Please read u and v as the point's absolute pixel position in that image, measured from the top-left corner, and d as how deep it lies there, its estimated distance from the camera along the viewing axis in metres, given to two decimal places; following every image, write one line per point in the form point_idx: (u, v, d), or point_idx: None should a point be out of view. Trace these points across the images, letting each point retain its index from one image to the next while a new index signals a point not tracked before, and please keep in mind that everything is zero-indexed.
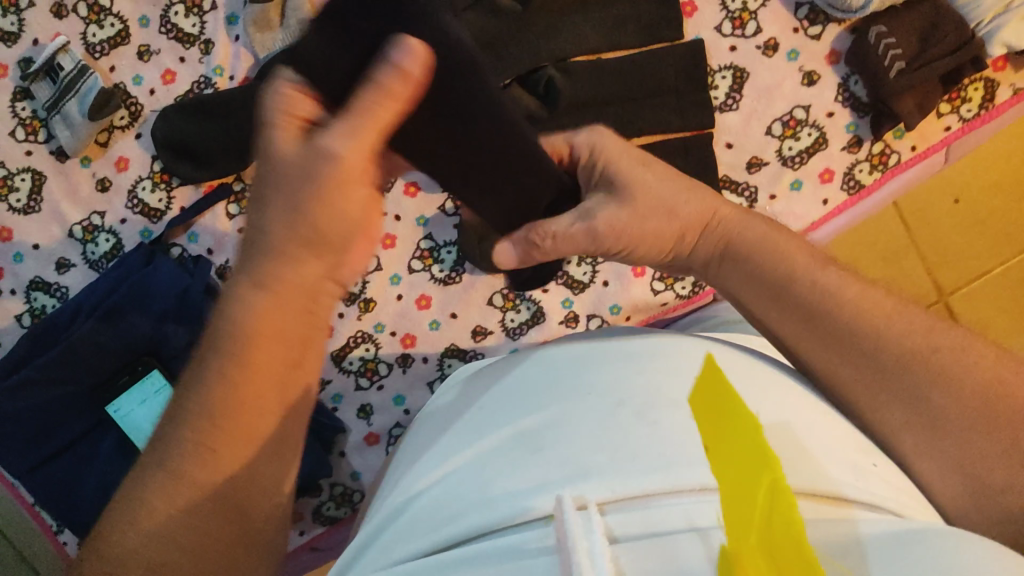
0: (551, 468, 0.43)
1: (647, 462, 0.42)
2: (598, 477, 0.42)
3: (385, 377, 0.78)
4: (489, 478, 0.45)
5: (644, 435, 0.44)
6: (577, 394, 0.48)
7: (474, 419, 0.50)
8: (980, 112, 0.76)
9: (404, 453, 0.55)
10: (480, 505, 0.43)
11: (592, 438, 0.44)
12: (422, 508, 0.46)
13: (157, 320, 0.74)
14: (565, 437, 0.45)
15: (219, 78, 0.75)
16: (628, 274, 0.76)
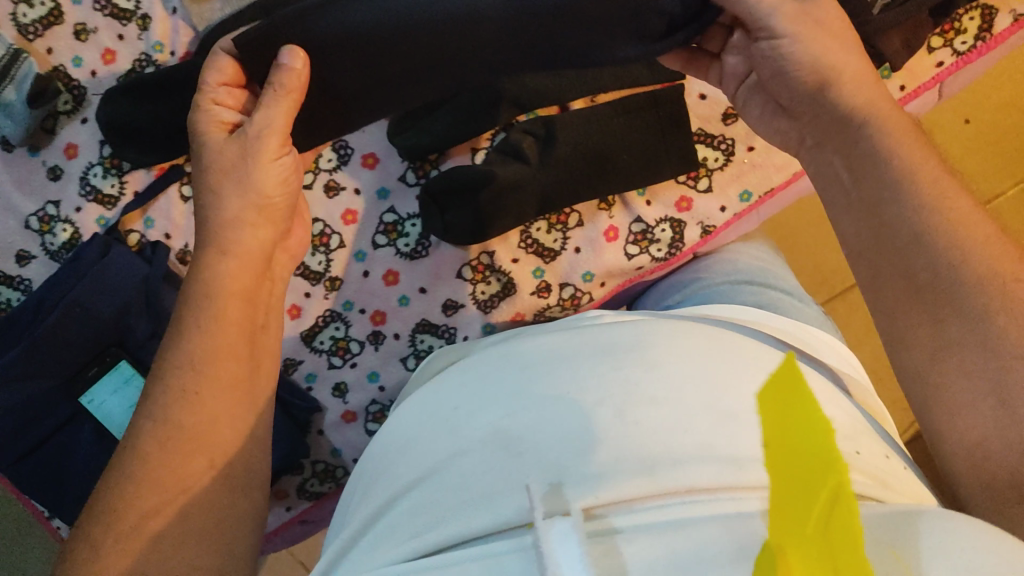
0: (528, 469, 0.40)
1: (630, 462, 0.39)
2: (579, 480, 0.38)
3: (358, 356, 0.76)
4: (467, 481, 0.41)
5: (625, 432, 0.40)
6: (558, 390, 0.44)
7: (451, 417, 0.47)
8: (976, 44, 0.70)
9: (382, 456, 0.52)
10: (459, 510, 0.40)
11: (569, 437, 0.41)
12: (404, 512, 0.43)
13: (119, 312, 0.72)
14: (542, 433, 0.41)
15: (159, 56, 0.71)
16: (600, 239, 0.72)
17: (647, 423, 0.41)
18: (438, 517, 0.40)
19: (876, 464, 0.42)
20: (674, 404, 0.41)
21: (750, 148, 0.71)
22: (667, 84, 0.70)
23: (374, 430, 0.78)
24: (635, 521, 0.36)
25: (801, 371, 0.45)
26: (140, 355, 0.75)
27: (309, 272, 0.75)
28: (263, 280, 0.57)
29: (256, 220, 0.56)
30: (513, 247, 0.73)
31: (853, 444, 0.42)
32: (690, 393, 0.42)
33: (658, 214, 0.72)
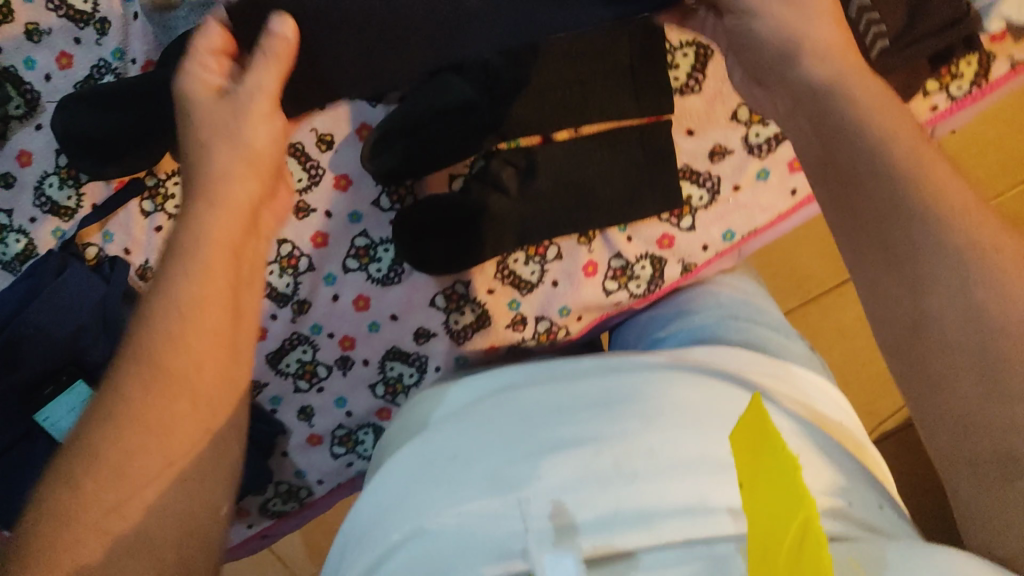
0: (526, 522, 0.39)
1: (629, 514, 0.39)
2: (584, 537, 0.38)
3: (325, 380, 0.74)
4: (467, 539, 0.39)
5: (625, 488, 0.40)
6: (561, 438, 0.43)
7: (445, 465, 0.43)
8: (971, 89, 0.68)
9: (363, 504, 0.47)
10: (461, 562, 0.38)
11: (574, 493, 0.40)
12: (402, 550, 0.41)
13: (74, 334, 0.69)
14: (545, 487, 0.40)
15: (120, 63, 0.67)
16: (578, 274, 0.70)
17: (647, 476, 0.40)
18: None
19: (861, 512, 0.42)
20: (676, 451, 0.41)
21: (736, 187, 0.69)
22: (655, 117, 0.67)
23: (340, 453, 0.77)
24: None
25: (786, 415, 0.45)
26: (97, 376, 0.71)
27: (276, 294, 0.72)
28: (250, 235, 0.51)
29: (248, 175, 0.50)
30: (489, 277, 0.71)
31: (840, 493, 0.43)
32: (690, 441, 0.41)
33: (639, 250, 0.70)
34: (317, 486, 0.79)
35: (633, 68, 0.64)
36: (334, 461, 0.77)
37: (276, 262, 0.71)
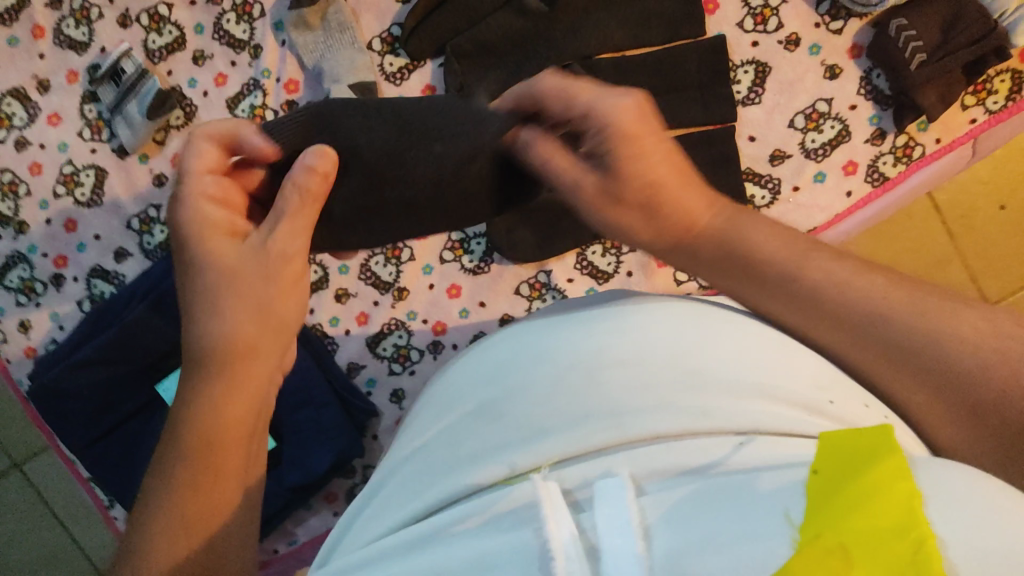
0: (501, 431, 0.39)
1: (599, 413, 0.38)
2: (579, 428, 0.38)
3: (417, 363, 0.81)
4: (442, 469, 0.40)
5: (602, 386, 0.39)
6: (531, 351, 0.42)
7: (449, 386, 0.46)
8: (1006, 104, 0.75)
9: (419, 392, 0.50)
10: (432, 475, 0.40)
11: (540, 401, 0.39)
12: (382, 496, 0.42)
13: None
14: (521, 394, 0.40)
15: (266, 80, 0.80)
16: (651, 264, 0.78)
17: (596, 416, 0.38)
18: (417, 492, 0.39)
19: None
20: (641, 367, 0.39)
21: (795, 188, 0.76)
22: (719, 125, 0.76)
23: None
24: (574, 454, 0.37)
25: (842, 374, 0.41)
26: None
27: (380, 281, 0.81)
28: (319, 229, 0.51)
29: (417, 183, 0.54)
30: (569, 267, 0.79)
31: None
32: (683, 330, 0.41)
33: None
34: None
35: (701, 84, 0.75)
36: None
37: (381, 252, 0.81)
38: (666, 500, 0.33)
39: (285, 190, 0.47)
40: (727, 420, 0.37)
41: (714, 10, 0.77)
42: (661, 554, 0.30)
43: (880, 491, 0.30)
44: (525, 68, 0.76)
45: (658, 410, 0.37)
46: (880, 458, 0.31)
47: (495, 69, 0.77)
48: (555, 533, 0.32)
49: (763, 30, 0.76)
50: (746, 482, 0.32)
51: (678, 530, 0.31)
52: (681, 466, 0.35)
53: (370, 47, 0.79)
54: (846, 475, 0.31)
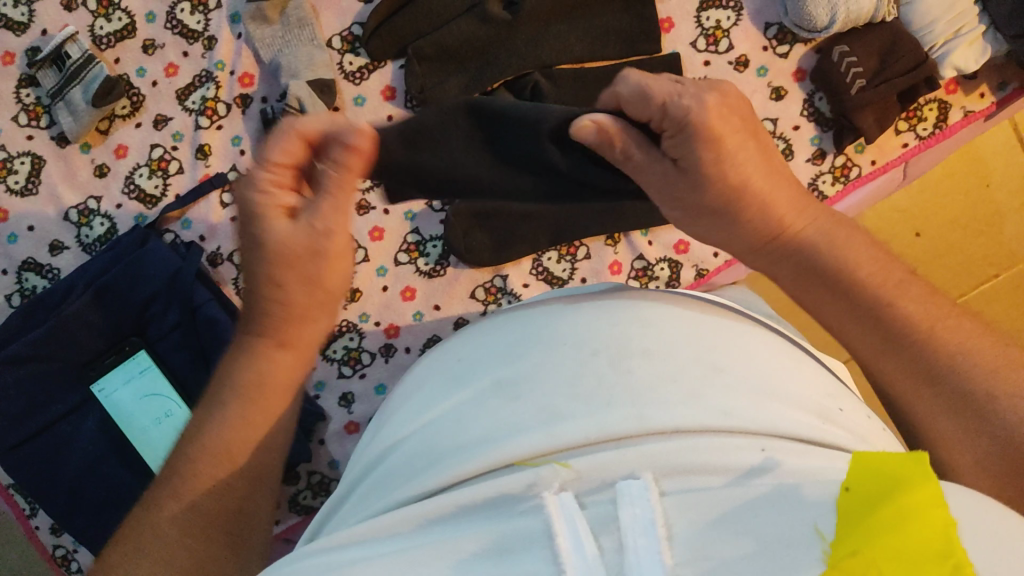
0: (525, 412, 0.46)
1: (617, 408, 0.45)
2: (582, 420, 0.44)
3: (368, 366, 0.80)
4: (455, 445, 0.46)
5: (617, 383, 0.46)
6: (552, 351, 0.49)
7: (463, 376, 0.52)
8: (934, 131, 0.81)
9: (430, 376, 0.55)
10: (448, 453, 0.46)
11: (559, 390, 0.46)
12: (396, 465, 0.48)
13: (147, 300, 0.76)
14: (539, 388, 0.47)
15: (219, 73, 0.79)
16: (605, 272, 0.80)
17: (616, 406, 0.45)
18: (429, 466, 0.46)
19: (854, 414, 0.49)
20: (658, 363, 0.47)
21: None
22: None
23: None
24: (594, 455, 0.42)
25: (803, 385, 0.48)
26: (159, 348, 0.78)
27: None
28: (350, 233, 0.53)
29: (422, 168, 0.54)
30: (525, 272, 0.80)
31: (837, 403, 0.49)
32: (684, 347, 0.48)
33: (658, 253, 0.80)
34: None
35: None
36: None
37: None
38: (692, 505, 0.38)
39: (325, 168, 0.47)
40: (746, 421, 0.44)
41: (670, 28, 0.80)
42: (685, 546, 0.36)
43: (920, 518, 0.34)
44: (485, 75, 0.77)
45: (675, 407, 0.44)
46: (917, 486, 0.36)
47: (456, 75, 0.78)
48: (583, 524, 0.38)
49: (715, 51, 0.80)
50: (770, 491, 0.38)
51: (712, 543, 0.36)
52: (696, 461, 0.41)
53: (330, 45, 0.79)
54: (880, 497, 0.36)
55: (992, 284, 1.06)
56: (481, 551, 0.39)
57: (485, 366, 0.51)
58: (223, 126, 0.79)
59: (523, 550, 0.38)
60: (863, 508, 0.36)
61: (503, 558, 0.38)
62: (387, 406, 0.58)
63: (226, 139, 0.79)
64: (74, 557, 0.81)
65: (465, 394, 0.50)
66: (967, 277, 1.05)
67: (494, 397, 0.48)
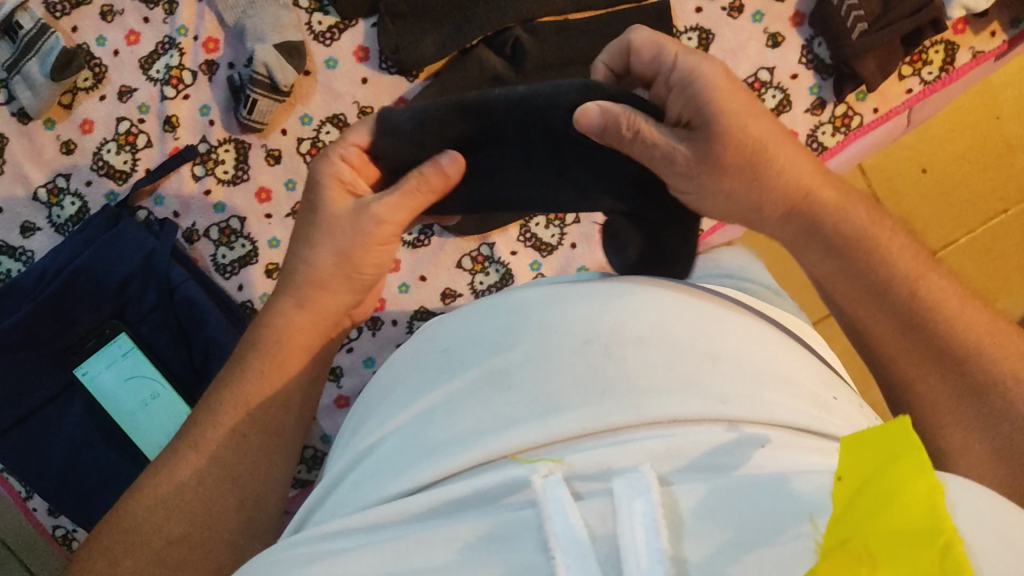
0: (519, 404, 0.43)
1: (614, 397, 0.42)
2: (572, 415, 0.41)
3: (355, 340, 0.78)
4: (440, 437, 0.43)
5: (614, 370, 0.43)
6: (539, 337, 0.46)
7: (448, 360, 0.49)
8: (940, 75, 0.76)
9: (409, 363, 0.53)
10: (432, 448, 0.43)
11: (552, 377, 0.43)
12: (377, 460, 0.45)
13: (122, 283, 0.74)
14: (531, 375, 0.44)
15: (183, 39, 0.75)
16: (595, 236, 0.77)
17: (612, 396, 0.42)
18: (412, 462, 0.42)
19: (851, 407, 0.47)
20: (651, 352, 0.44)
21: None
22: None
23: None
24: (590, 450, 0.39)
25: (798, 376, 0.46)
26: (139, 330, 0.75)
27: None
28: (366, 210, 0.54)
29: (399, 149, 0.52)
30: (512, 240, 0.77)
31: (831, 391, 0.47)
32: (676, 331, 0.45)
33: None
34: None
35: None
36: None
37: None
38: (692, 488, 0.36)
39: (412, 179, 0.50)
40: (747, 409, 0.41)
41: None
42: (689, 538, 0.33)
43: (899, 494, 0.29)
44: (464, 31, 0.73)
45: (673, 395, 0.41)
46: (905, 456, 0.30)
47: (431, 32, 0.73)
48: (575, 516, 0.34)
49: None
50: (772, 481, 0.35)
51: (709, 525, 0.33)
52: (699, 456, 0.38)
53: (297, 5, 0.75)
54: (868, 480, 0.31)
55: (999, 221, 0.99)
56: (476, 547, 0.35)
57: (472, 352, 0.48)
58: (190, 95, 0.75)
59: (516, 551, 0.34)
60: (856, 496, 0.30)
61: (500, 550, 0.35)
62: (364, 401, 0.56)
63: (194, 109, 0.75)
64: (73, 536, 0.81)
65: (451, 381, 0.47)
66: (973, 213, 0.99)
67: (486, 386, 0.45)
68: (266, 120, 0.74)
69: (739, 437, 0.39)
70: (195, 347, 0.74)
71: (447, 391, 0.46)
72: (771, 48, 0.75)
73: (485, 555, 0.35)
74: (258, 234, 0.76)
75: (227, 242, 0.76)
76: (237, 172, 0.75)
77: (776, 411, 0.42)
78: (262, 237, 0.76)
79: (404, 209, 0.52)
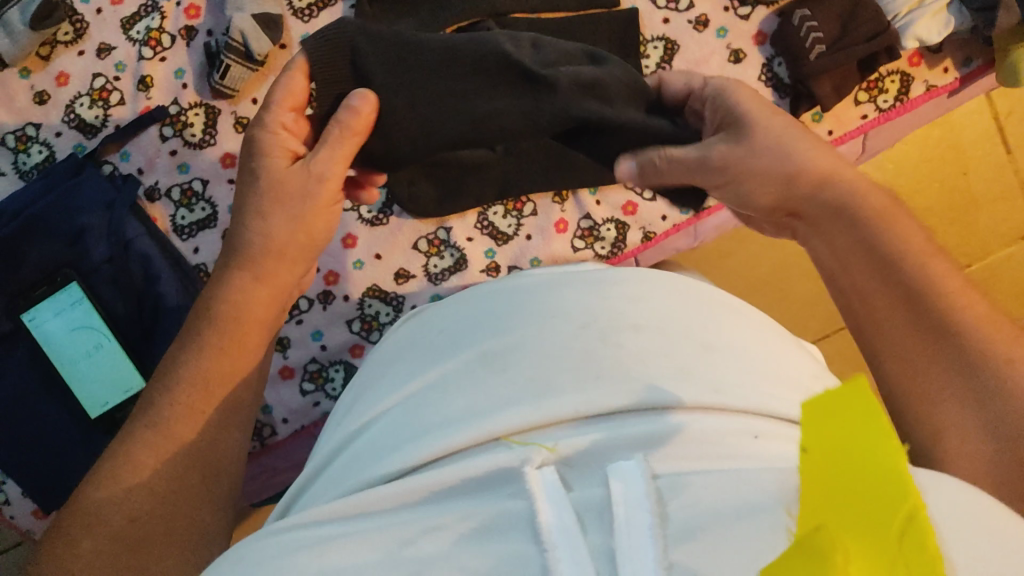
0: (512, 386, 0.41)
1: (612, 381, 0.39)
2: (567, 398, 0.39)
3: (305, 312, 0.78)
4: (428, 420, 0.41)
5: (610, 357, 0.41)
6: (539, 328, 0.44)
7: (442, 345, 0.47)
8: (895, 103, 0.79)
9: (399, 345, 0.52)
10: (418, 433, 0.40)
11: (550, 362, 0.41)
12: (363, 446, 0.42)
13: (78, 232, 0.74)
14: (528, 361, 0.42)
15: (165, 4, 0.77)
16: (550, 229, 0.79)
17: (609, 380, 0.39)
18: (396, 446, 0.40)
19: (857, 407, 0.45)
20: (653, 342, 0.42)
21: None
22: None
23: (309, 389, 0.79)
24: (584, 435, 0.37)
25: (809, 379, 0.44)
26: (93, 281, 0.75)
27: None
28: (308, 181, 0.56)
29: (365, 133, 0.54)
30: (469, 226, 0.79)
31: (821, 383, 0.47)
32: (673, 327, 0.44)
33: (606, 214, 0.79)
34: (281, 426, 0.80)
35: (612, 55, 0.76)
36: (302, 397, 0.79)
37: None
38: (684, 481, 0.32)
39: (330, 122, 0.52)
40: (749, 402, 0.39)
41: None
42: (685, 526, 0.30)
43: (861, 465, 0.29)
44: (438, 18, 0.75)
45: (675, 381, 0.39)
46: (874, 430, 0.30)
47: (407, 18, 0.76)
48: (570, 511, 0.31)
49: (675, 9, 0.78)
50: (792, 476, 0.32)
51: (692, 496, 0.31)
52: (708, 450, 0.35)
53: None
54: (839, 449, 0.30)
55: (1007, 257, 0.97)
56: (462, 535, 0.32)
57: (468, 338, 0.46)
58: (167, 58, 0.77)
59: (502, 540, 0.31)
60: (828, 463, 0.30)
61: (485, 541, 0.31)
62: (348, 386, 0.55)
63: (169, 71, 0.77)
64: None
65: (447, 366, 0.45)
66: (979, 246, 0.97)
67: (481, 374, 0.42)
68: (237, 87, 0.76)
69: (750, 429, 0.37)
70: (144, 303, 0.75)
71: (439, 374, 0.44)
72: (732, 64, 0.78)
73: (470, 549, 0.31)
74: (219, 198, 0.77)
75: (188, 204, 0.77)
76: (205, 136, 0.77)
77: (784, 406, 0.40)
78: (223, 202, 0.77)
79: (339, 160, 0.54)
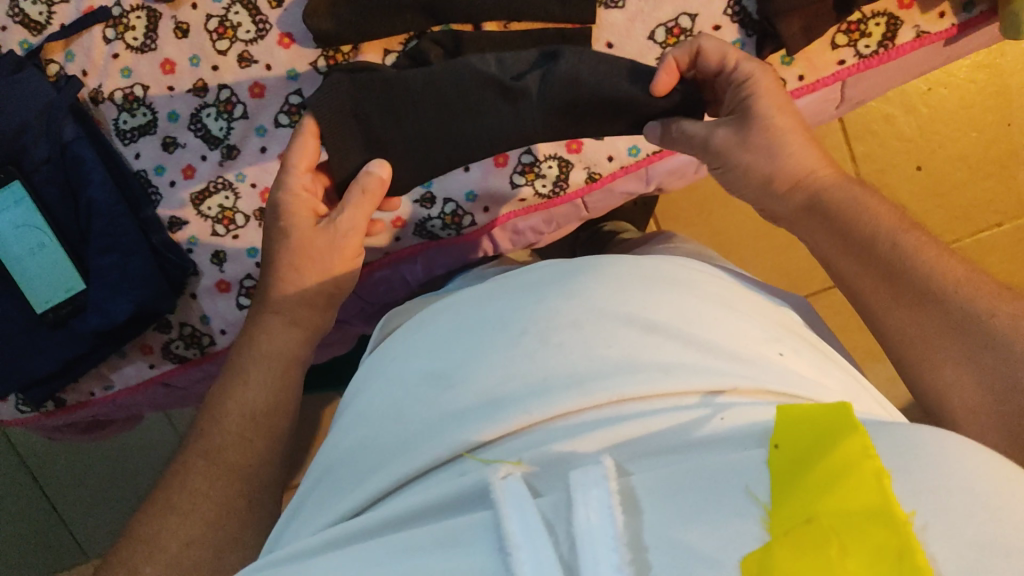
0: (459, 400, 0.43)
1: (556, 382, 0.42)
2: (509, 406, 0.41)
3: (240, 228, 0.77)
4: (389, 445, 0.43)
5: (546, 358, 0.43)
6: (481, 339, 0.46)
7: (396, 363, 0.49)
8: (878, 50, 0.71)
9: (378, 356, 0.54)
10: (382, 460, 0.43)
11: (494, 371, 0.43)
12: (339, 476, 0.45)
13: (18, 129, 0.74)
14: (472, 368, 0.44)
15: None
16: (489, 162, 0.75)
17: (549, 383, 0.42)
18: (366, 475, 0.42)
19: (798, 365, 0.45)
20: (587, 336, 0.44)
21: None
22: (578, 25, 0.72)
23: (244, 305, 0.79)
24: (542, 443, 0.39)
25: (767, 358, 0.44)
26: (35, 179, 0.76)
27: (210, 135, 0.77)
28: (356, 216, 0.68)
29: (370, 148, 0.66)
30: None
31: (779, 347, 0.46)
32: (613, 316, 0.45)
33: (548, 149, 0.75)
34: (220, 336, 0.81)
35: None
36: (237, 311, 0.79)
37: (214, 105, 0.76)
38: (653, 484, 0.35)
39: (353, 190, 0.63)
40: (688, 379, 0.41)
41: None
42: (649, 527, 0.33)
43: (842, 480, 0.33)
44: None
45: (617, 375, 0.41)
46: (837, 439, 0.36)
47: None
48: (532, 514, 0.34)
49: None
50: (731, 490, 0.34)
51: (656, 507, 0.34)
52: (659, 442, 0.38)
53: None
54: (810, 456, 0.35)
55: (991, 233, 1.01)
56: (433, 550, 0.35)
57: (420, 349, 0.49)
58: None
59: (468, 552, 0.34)
60: (797, 479, 0.34)
61: (454, 551, 0.35)
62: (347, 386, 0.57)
63: None
64: None
65: (401, 381, 0.47)
66: (964, 221, 1.01)
67: (429, 388, 0.45)
68: None
69: (700, 415, 0.39)
70: (80, 204, 0.76)
71: (396, 395, 0.46)
72: None
73: (441, 560, 0.35)
74: (159, 105, 0.77)
75: (130, 109, 0.77)
76: (146, 41, 0.76)
77: (731, 383, 0.41)
78: (162, 109, 0.77)
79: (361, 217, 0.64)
